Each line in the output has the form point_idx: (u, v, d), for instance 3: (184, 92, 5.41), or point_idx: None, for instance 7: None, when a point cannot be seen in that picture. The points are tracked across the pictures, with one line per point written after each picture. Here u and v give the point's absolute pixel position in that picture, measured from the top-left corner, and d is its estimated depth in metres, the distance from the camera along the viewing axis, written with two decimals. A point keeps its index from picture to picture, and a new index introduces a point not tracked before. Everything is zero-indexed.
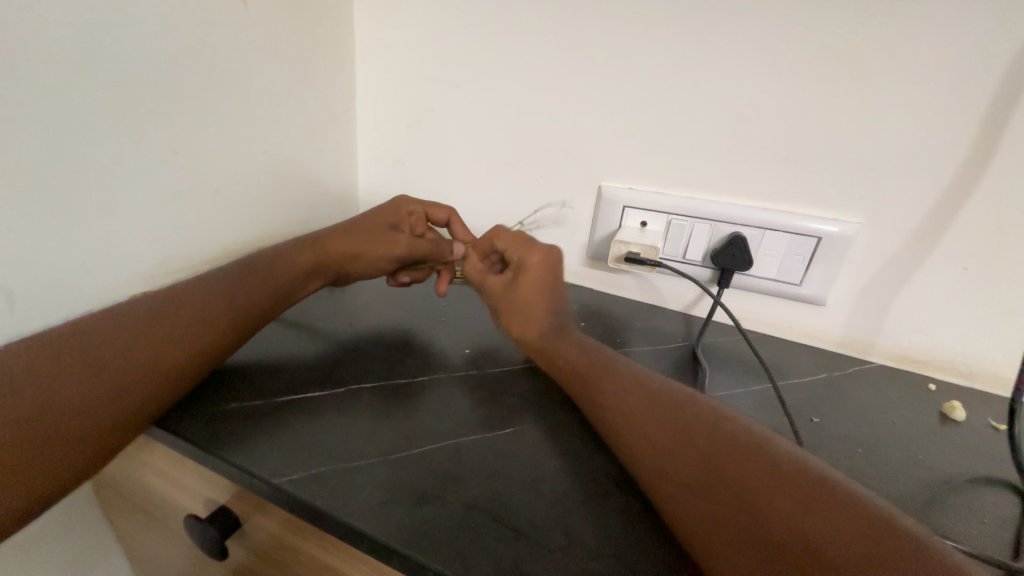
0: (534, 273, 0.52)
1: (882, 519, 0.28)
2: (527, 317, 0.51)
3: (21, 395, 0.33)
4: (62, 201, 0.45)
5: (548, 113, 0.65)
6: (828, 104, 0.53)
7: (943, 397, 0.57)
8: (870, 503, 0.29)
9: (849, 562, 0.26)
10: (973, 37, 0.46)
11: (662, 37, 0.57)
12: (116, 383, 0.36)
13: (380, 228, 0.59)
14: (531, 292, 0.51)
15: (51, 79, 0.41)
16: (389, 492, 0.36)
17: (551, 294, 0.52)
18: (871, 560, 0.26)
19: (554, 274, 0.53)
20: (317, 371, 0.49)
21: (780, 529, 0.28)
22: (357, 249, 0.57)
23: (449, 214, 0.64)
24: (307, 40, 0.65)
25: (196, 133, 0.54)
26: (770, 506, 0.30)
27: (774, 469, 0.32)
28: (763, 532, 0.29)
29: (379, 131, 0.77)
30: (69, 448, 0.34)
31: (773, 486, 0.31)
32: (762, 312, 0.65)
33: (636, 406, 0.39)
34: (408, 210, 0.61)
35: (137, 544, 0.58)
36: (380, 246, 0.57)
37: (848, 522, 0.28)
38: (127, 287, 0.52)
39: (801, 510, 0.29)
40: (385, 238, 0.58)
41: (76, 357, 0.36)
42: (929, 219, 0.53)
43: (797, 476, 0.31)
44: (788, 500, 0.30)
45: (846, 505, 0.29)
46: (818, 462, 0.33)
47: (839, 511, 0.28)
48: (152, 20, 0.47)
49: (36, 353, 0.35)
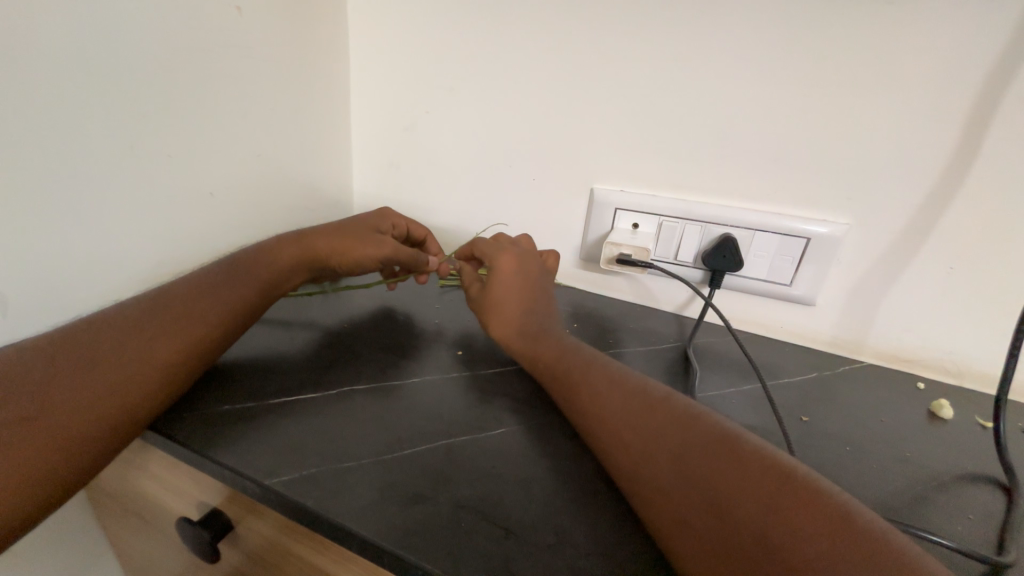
0: (505, 275, 0.56)
1: (844, 524, 0.28)
2: (503, 314, 0.53)
3: (19, 395, 0.33)
4: (59, 206, 0.45)
5: (541, 117, 0.66)
6: (816, 107, 0.53)
7: (932, 395, 0.58)
8: (836, 499, 0.29)
9: (807, 559, 0.27)
10: (956, 40, 0.47)
11: (653, 44, 0.57)
12: (111, 383, 0.37)
13: (370, 232, 0.62)
14: (505, 286, 0.55)
15: (47, 86, 0.42)
16: (380, 492, 0.36)
17: (522, 289, 0.55)
18: (829, 556, 0.26)
19: (525, 273, 0.57)
20: (310, 372, 0.49)
21: (744, 526, 0.29)
22: (346, 247, 0.59)
23: (427, 233, 0.69)
24: (301, 44, 0.66)
25: (189, 138, 0.55)
26: (736, 506, 0.30)
27: (738, 470, 0.32)
28: (727, 530, 0.30)
29: (374, 134, 0.77)
30: (69, 445, 0.34)
31: (736, 489, 0.31)
32: (753, 312, 0.65)
33: (613, 407, 0.40)
34: (395, 222, 0.65)
35: (128, 548, 0.58)
36: (371, 247, 0.60)
37: (809, 520, 0.28)
38: (119, 290, 0.52)
39: (760, 513, 0.29)
40: (377, 240, 0.61)
41: (69, 360, 0.36)
42: (916, 218, 0.53)
43: (763, 473, 0.31)
44: (749, 502, 0.30)
45: (810, 500, 0.29)
46: (789, 457, 0.33)
47: (798, 515, 0.29)
48: (146, 26, 0.48)
49: (32, 356, 0.35)
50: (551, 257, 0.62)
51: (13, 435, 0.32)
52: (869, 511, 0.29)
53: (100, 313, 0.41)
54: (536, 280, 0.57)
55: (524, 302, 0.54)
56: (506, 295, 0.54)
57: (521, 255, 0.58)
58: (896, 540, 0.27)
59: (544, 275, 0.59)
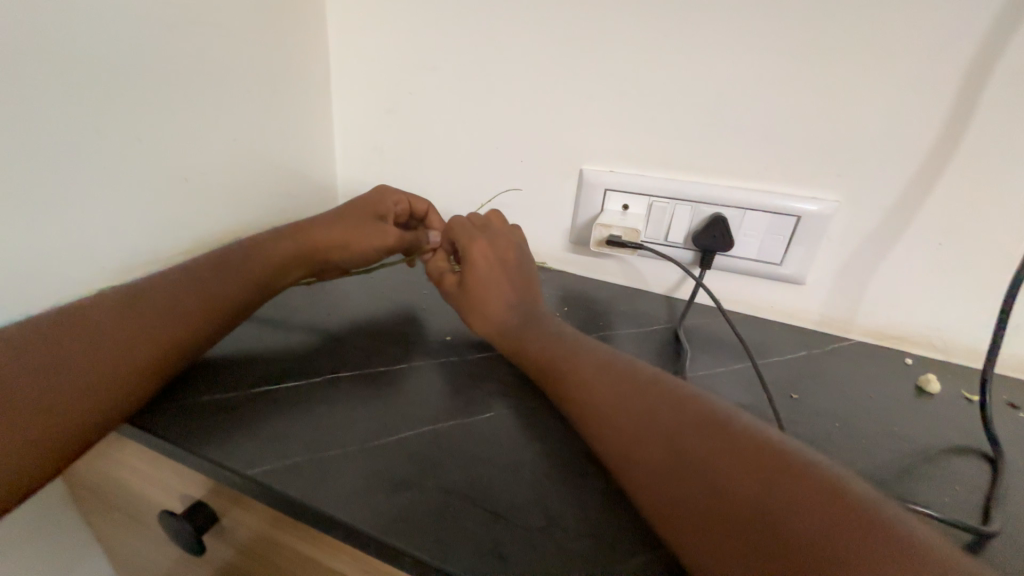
0: (480, 263, 0.54)
1: (837, 495, 0.28)
2: (483, 309, 0.52)
3: (2, 382, 0.32)
4: (26, 195, 0.43)
5: (527, 97, 0.64)
6: (806, 83, 0.52)
7: (919, 370, 0.58)
8: (827, 471, 0.29)
9: (802, 528, 0.27)
10: (949, 11, 0.46)
11: (640, 20, 0.56)
12: (97, 375, 0.36)
13: (370, 217, 0.60)
14: (482, 275, 0.54)
15: (5, 69, 0.40)
16: (366, 479, 0.36)
17: (501, 277, 0.54)
18: (824, 525, 0.26)
19: (502, 259, 0.55)
20: (295, 361, 0.49)
21: (738, 502, 0.29)
22: (349, 240, 0.58)
23: (428, 207, 0.65)
24: (276, 24, 0.63)
25: (162, 123, 0.52)
26: (728, 482, 0.30)
27: (730, 446, 0.32)
28: (723, 507, 0.29)
29: (356, 117, 0.75)
30: (45, 448, 0.33)
31: (728, 464, 0.31)
32: (744, 292, 0.65)
33: (603, 389, 0.40)
34: (394, 200, 0.62)
35: (116, 542, 0.57)
36: (374, 236, 0.59)
37: (801, 491, 0.28)
38: (95, 281, 0.51)
39: (753, 487, 0.29)
40: (378, 228, 0.59)
41: (53, 349, 0.35)
42: (907, 194, 0.53)
43: (755, 448, 0.31)
44: (742, 476, 0.30)
45: (801, 473, 0.29)
46: (778, 433, 0.33)
47: (791, 487, 0.29)
48: (111, 4, 0.45)
49: (14, 344, 0.34)
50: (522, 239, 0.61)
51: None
52: (859, 481, 0.29)
53: (84, 301, 0.40)
54: (516, 263, 0.56)
55: (506, 290, 0.53)
56: (483, 283, 0.53)
57: (493, 240, 0.57)
58: (884, 511, 0.27)
59: (530, 261, 0.58)
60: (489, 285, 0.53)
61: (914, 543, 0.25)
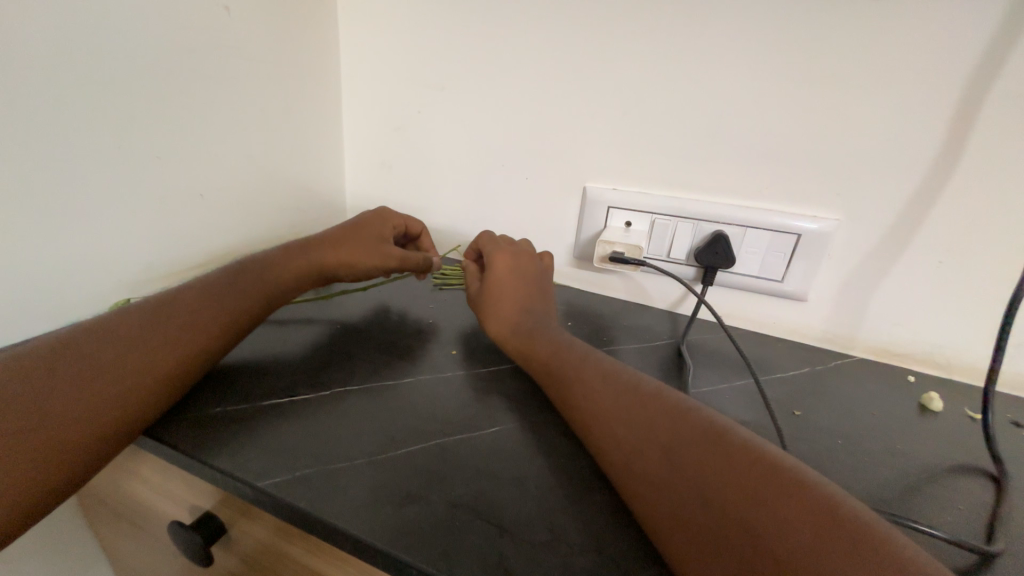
0: (501, 267, 0.57)
1: (829, 513, 0.28)
2: (499, 313, 0.54)
3: (26, 400, 0.33)
4: (48, 211, 0.45)
5: (532, 117, 0.66)
6: (805, 105, 0.54)
7: (922, 388, 0.58)
8: (822, 489, 0.30)
9: (793, 545, 0.27)
10: (942, 38, 0.48)
11: (643, 44, 0.58)
12: (117, 392, 0.37)
13: (376, 239, 0.61)
14: (503, 278, 0.57)
15: (32, 91, 0.41)
16: (374, 492, 0.36)
17: (519, 286, 0.56)
18: (816, 544, 0.27)
19: (522, 271, 0.58)
20: (304, 373, 0.49)
21: (732, 518, 0.29)
22: (356, 259, 0.59)
23: (422, 229, 0.68)
24: (291, 46, 0.65)
25: (178, 140, 0.54)
26: (723, 497, 0.31)
27: (727, 460, 0.32)
28: (719, 522, 0.30)
29: (366, 135, 0.77)
30: (69, 464, 0.33)
31: (724, 478, 0.31)
32: (746, 308, 0.66)
33: (606, 402, 0.40)
34: (394, 222, 0.65)
35: (122, 554, 0.57)
36: (380, 257, 0.60)
37: (794, 508, 0.29)
38: (111, 294, 0.52)
39: (747, 502, 0.30)
40: (386, 249, 0.60)
41: (73, 366, 0.36)
42: (906, 213, 0.54)
43: (752, 464, 0.32)
44: (738, 490, 0.30)
45: (795, 489, 0.30)
46: (777, 449, 0.33)
47: (784, 504, 0.29)
48: (134, 29, 0.47)
49: (35, 361, 0.35)
50: (545, 258, 0.63)
51: (17, 451, 0.31)
52: (855, 500, 0.30)
53: (101, 316, 0.40)
54: (534, 277, 0.58)
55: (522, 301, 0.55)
56: (501, 293, 0.55)
57: (517, 253, 0.60)
58: (874, 526, 0.28)
59: (542, 276, 0.60)
60: (509, 295, 0.55)
61: (899, 556, 0.26)
